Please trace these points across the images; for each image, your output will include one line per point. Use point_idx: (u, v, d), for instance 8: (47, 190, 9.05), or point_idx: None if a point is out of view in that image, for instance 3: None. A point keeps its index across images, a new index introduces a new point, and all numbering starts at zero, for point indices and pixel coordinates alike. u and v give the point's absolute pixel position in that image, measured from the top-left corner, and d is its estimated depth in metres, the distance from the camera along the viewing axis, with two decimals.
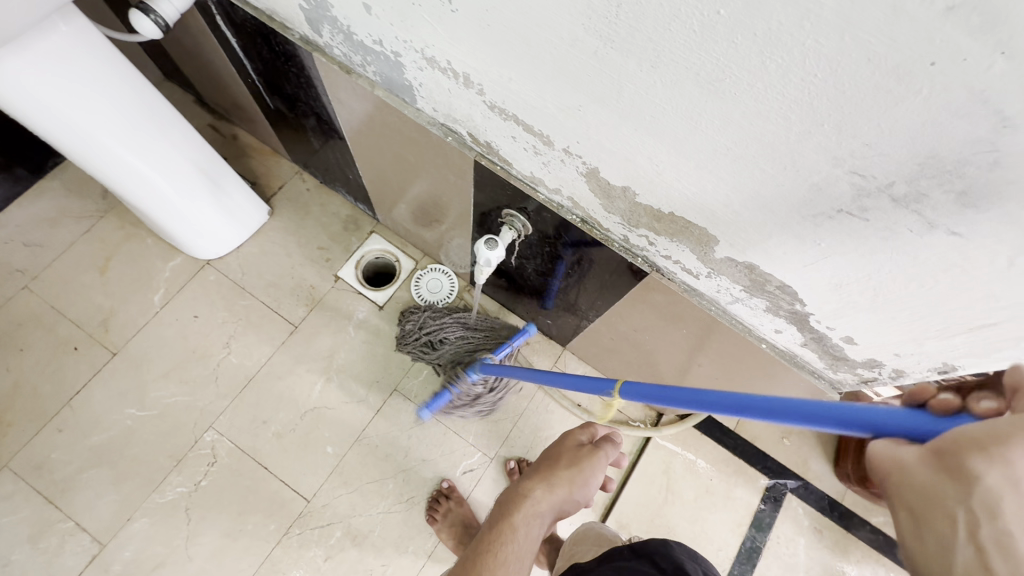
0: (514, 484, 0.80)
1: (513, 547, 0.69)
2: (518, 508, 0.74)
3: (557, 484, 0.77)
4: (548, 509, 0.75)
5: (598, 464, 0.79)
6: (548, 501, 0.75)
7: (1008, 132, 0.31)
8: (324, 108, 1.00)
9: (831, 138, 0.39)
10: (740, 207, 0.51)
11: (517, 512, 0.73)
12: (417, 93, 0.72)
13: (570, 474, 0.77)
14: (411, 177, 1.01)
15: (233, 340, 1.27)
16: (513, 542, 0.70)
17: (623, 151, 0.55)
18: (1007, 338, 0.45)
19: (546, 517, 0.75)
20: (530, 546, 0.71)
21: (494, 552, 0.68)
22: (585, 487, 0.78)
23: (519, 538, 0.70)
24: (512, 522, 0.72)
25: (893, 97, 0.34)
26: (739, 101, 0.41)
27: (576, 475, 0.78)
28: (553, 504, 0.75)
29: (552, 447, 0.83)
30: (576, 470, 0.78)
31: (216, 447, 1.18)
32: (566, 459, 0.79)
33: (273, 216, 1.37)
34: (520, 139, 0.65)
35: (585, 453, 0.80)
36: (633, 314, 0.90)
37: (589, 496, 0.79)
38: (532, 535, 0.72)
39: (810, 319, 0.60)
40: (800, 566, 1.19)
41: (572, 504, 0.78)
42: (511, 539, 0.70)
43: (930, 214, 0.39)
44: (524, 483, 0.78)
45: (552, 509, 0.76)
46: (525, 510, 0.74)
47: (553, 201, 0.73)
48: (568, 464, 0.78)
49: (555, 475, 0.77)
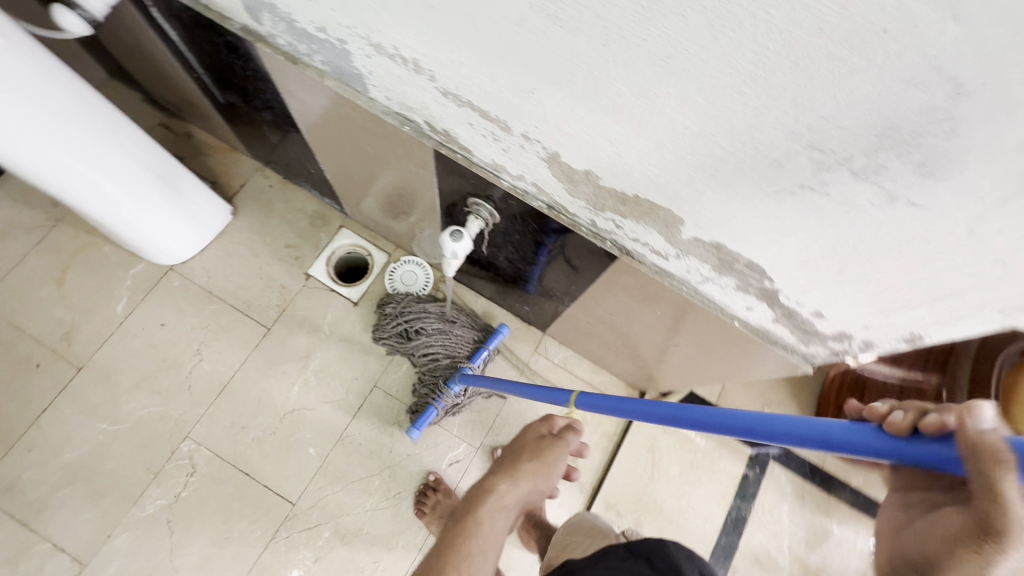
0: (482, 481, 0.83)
1: (480, 539, 0.72)
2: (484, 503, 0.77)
3: (520, 477, 0.80)
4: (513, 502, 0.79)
5: (558, 454, 0.83)
6: (512, 495, 0.79)
7: (963, 100, 0.30)
8: (278, 101, 0.95)
9: (788, 113, 0.37)
10: (703, 186, 0.50)
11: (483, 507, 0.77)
12: (369, 82, 0.69)
13: (533, 466, 0.81)
14: (374, 169, 0.98)
15: (204, 346, 1.23)
16: (480, 536, 0.73)
17: (582, 134, 0.53)
18: (970, 307, 0.45)
19: (512, 508, 0.79)
20: (494, 539, 0.74)
21: (461, 546, 0.71)
22: (547, 477, 0.82)
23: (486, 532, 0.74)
24: (477, 517, 0.74)
25: (847, 67, 0.32)
26: (693, 78, 0.39)
27: (537, 467, 0.81)
28: (517, 498, 0.79)
29: (515, 443, 0.87)
30: (538, 463, 0.81)
31: (195, 457, 1.16)
32: (527, 452, 0.83)
33: (237, 215, 1.32)
34: (478, 126, 0.63)
35: (545, 445, 0.84)
36: (607, 297, 0.90)
37: (552, 486, 0.84)
38: (498, 528, 0.75)
39: (779, 296, 0.59)
40: (785, 531, 1.22)
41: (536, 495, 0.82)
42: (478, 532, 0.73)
43: (890, 186, 0.38)
44: (489, 478, 0.82)
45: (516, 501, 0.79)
46: (490, 504, 0.77)
47: (517, 187, 0.71)
48: (530, 458, 0.82)
49: (517, 469, 0.81)
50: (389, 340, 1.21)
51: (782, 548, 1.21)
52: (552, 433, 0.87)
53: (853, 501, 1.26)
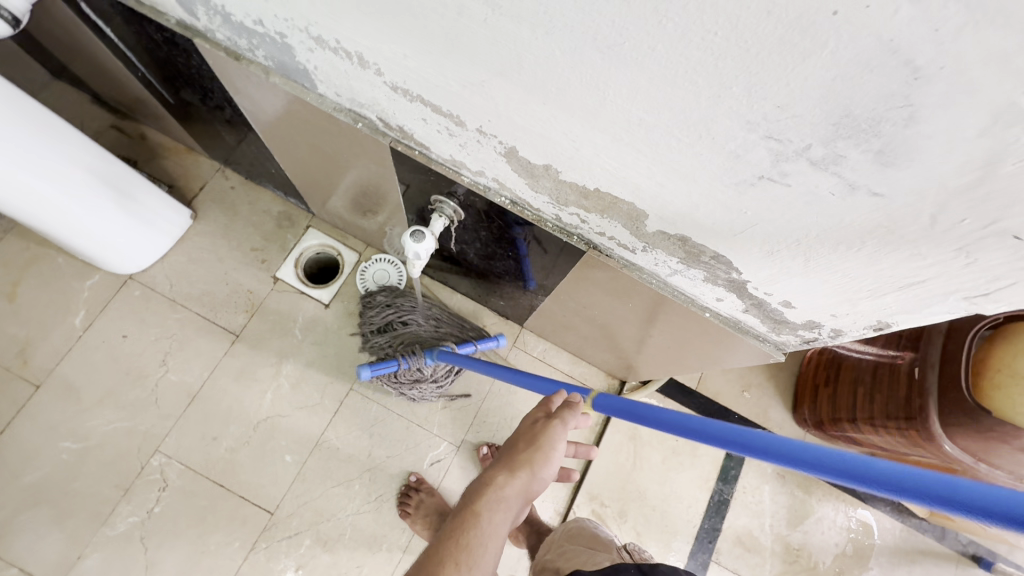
0: (477, 477, 0.70)
1: (474, 537, 0.61)
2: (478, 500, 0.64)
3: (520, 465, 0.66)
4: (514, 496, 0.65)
5: (559, 434, 0.68)
6: (511, 488, 0.65)
7: (921, 84, 0.28)
8: (229, 99, 0.91)
9: (742, 102, 0.35)
10: (662, 178, 0.48)
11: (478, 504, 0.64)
12: (316, 78, 0.65)
13: (533, 451, 0.67)
14: (336, 167, 0.94)
15: (170, 357, 1.19)
16: (473, 534, 0.62)
17: (537, 127, 0.50)
18: (935, 295, 0.44)
19: (514, 504, 0.65)
20: (496, 538, 0.63)
21: (452, 547, 0.60)
22: (550, 462, 0.67)
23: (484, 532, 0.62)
24: (473, 512, 0.63)
25: (800, 52, 0.30)
26: (644, 66, 0.37)
27: (537, 453, 0.67)
28: (519, 490, 0.66)
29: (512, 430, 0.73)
30: (537, 446, 0.67)
31: (165, 471, 1.12)
32: (524, 439, 0.69)
33: (198, 219, 1.27)
34: (432, 122, 0.60)
35: (543, 426, 0.70)
36: (580, 291, 0.88)
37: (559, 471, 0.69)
38: (497, 525, 0.63)
39: (747, 287, 0.58)
40: (767, 511, 1.24)
41: (540, 483, 0.68)
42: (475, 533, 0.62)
43: (850, 176, 0.36)
44: (485, 471, 0.68)
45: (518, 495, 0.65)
46: (487, 500, 0.64)
47: (479, 183, 0.68)
48: (528, 442, 0.68)
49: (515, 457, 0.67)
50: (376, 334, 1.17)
51: (764, 528, 1.23)
52: (551, 413, 0.72)
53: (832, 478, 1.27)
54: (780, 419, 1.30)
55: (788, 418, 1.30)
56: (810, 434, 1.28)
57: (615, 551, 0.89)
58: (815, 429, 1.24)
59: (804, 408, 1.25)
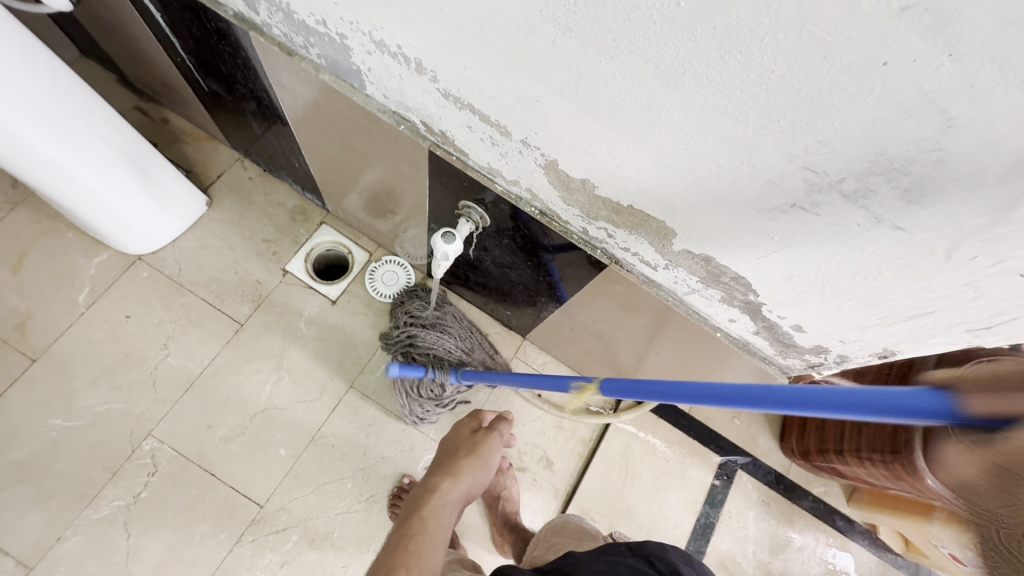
0: (422, 484, 0.80)
1: (423, 540, 0.70)
2: (429, 502, 0.76)
3: (462, 473, 0.80)
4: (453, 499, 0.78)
5: (494, 444, 0.85)
6: (456, 491, 0.78)
7: (952, 132, 0.32)
8: (264, 92, 0.93)
9: (787, 136, 0.39)
10: (697, 201, 0.51)
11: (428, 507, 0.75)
12: (366, 79, 0.68)
13: (472, 461, 0.82)
14: (364, 167, 0.97)
15: (172, 341, 1.18)
16: (422, 538, 0.70)
17: (583, 144, 0.54)
18: (941, 327, 0.47)
19: (453, 506, 0.77)
20: (443, 536, 0.73)
21: (405, 552, 0.67)
22: (486, 468, 0.83)
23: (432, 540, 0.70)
24: (421, 516, 0.73)
25: (847, 95, 0.34)
26: (698, 96, 0.40)
27: (476, 460, 0.82)
28: (460, 493, 0.79)
29: (449, 440, 0.87)
30: (475, 454, 0.82)
31: (157, 456, 1.11)
32: (463, 448, 0.83)
33: (213, 206, 1.28)
34: (476, 130, 0.63)
35: (480, 438, 0.85)
36: (592, 305, 0.91)
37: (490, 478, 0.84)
38: (442, 527, 0.73)
39: (762, 309, 0.62)
40: (750, 537, 1.26)
41: (474, 488, 0.82)
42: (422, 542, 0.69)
43: (877, 209, 0.40)
44: (429, 479, 0.80)
45: (459, 498, 0.79)
46: (434, 505, 0.75)
47: (510, 192, 0.72)
48: (468, 452, 0.82)
49: (457, 463, 0.81)
50: (404, 329, 1.15)
51: (747, 554, 1.25)
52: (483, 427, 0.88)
53: (815, 509, 1.30)
54: (768, 448, 1.33)
55: (776, 447, 1.33)
56: (795, 464, 1.31)
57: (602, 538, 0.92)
58: (801, 460, 1.27)
59: (791, 437, 1.29)
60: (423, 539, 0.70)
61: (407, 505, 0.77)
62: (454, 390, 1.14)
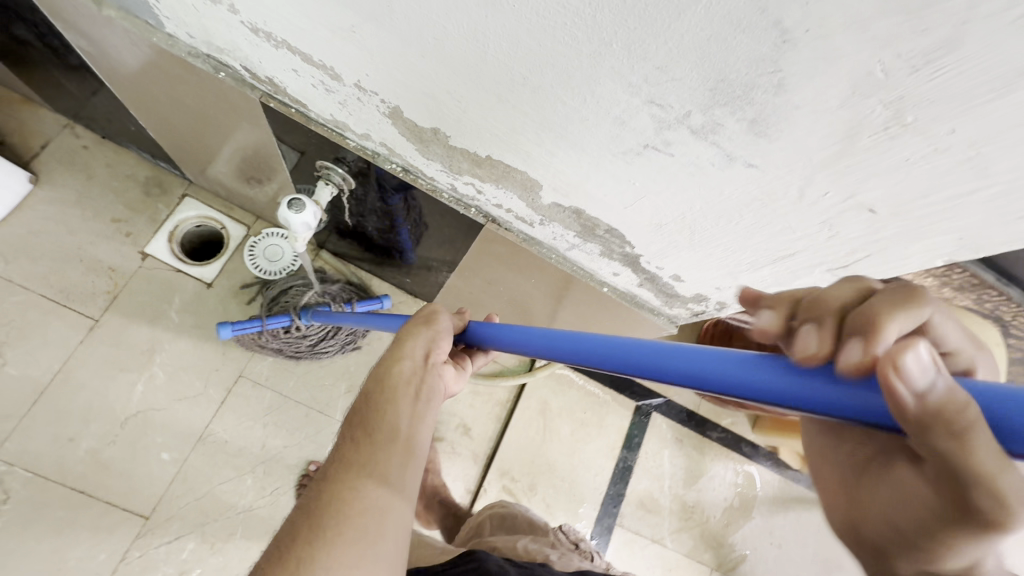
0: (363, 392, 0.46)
1: (361, 486, 0.40)
2: (380, 396, 0.45)
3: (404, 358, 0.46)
4: (423, 375, 0.47)
5: (437, 333, 0.48)
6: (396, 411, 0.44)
7: (787, 48, 0.27)
8: (61, 42, 0.75)
9: (623, 62, 0.33)
10: (552, 146, 0.45)
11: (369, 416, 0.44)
12: (161, 15, 0.55)
13: (413, 335, 0.47)
14: (210, 129, 0.82)
15: (8, 347, 1.01)
16: (354, 501, 0.39)
17: (420, 84, 0.46)
18: (803, 266, 0.46)
19: (440, 391, 0.48)
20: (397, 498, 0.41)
21: (316, 524, 0.38)
22: (431, 358, 0.47)
23: (403, 432, 0.44)
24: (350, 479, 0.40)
25: (676, 6, 0.28)
26: (522, 16, 0.33)
27: (422, 339, 0.47)
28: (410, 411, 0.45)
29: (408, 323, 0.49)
30: (428, 333, 0.48)
31: (7, 481, 0.95)
32: (409, 327, 0.49)
33: (42, 185, 1.08)
34: (304, 73, 0.53)
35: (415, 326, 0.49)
36: (485, 267, 0.83)
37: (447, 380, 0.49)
38: (407, 467, 0.42)
39: (640, 261, 0.58)
40: (666, 474, 1.31)
41: (440, 362, 0.48)
42: (365, 450, 0.42)
43: (727, 146, 0.36)
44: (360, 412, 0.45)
45: (436, 385, 0.47)
46: (359, 482, 0.40)
47: (366, 147, 0.63)
48: (413, 333, 0.48)
49: (401, 338, 0.48)
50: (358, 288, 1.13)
51: (663, 490, 1.30)
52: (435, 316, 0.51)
53: (723, 439, 1.37)
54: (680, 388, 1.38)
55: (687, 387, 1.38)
56: (705, 400, 1.37)
57: (552, 536, 0.87)
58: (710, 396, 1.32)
59: None
60: (385, 433, 0.43)
61: (361, 412, 0.45)
62: (297, 338, 1.02)
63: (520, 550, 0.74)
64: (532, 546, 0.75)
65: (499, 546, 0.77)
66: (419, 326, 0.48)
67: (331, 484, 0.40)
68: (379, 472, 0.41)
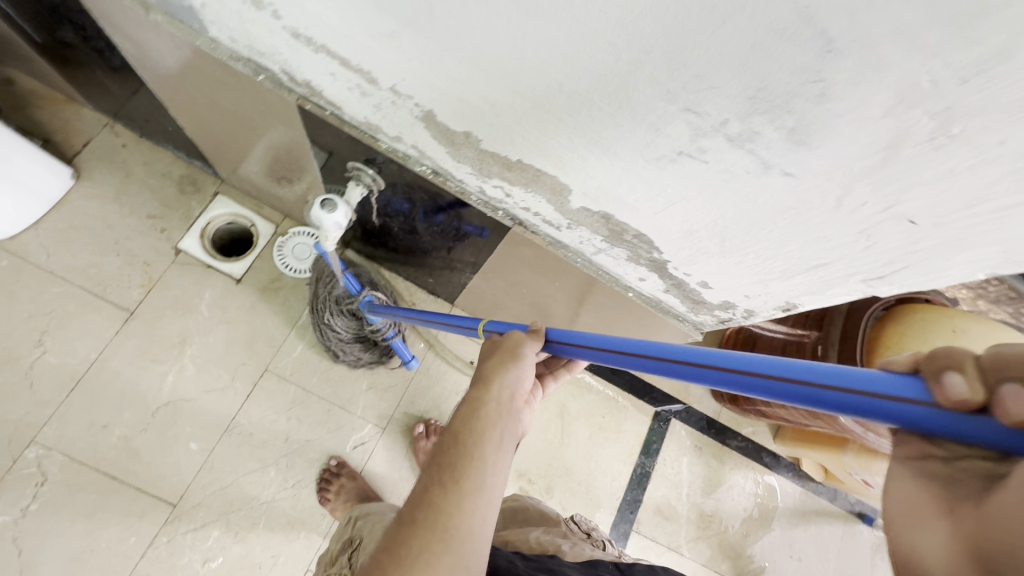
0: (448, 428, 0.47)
1: (450, 530, 0.42)
2: (467, 440, 0.45)
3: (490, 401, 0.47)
4: (507, 419, 0.47)
5: (521, 372, 0.49)
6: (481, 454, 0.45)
7: (832, 57, 0.27)
8: (108, 44, 0.78)
9: (662, 69, 0.33)
10: (584, 151, 0.45)
11: (456, 457, 0.45)
12: (206, 19, 0.57)
13: (503, 374, 0.48)
14: (246, 130, 0.84)
15: (48, 336, 1.05)
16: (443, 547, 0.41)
17: (456, 89, 0.46)
18: (836, 276, 0.45)
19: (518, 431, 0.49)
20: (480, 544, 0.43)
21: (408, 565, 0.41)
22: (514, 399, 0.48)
23: (488, 483, 0.44)
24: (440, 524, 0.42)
25: (718, 16, 0.28)
26: (562, 23, 0.34)
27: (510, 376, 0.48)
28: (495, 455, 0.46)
29: (495, 357, 0.50)
30: (514, 371, 0.48)
31: (45, 464, 0.99)
32: (499, 361, 0.49)
33: (83, 181, 1.12)
34: (341, 77, 0.54)
35: (504, 360, 0.49)
36: (509, 269, 0.84)
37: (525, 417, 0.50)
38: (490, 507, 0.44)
39: (668, 267, 0.58)
40: (684, 481, 1.30)
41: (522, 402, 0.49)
42: (451, 498, 0.43)
43: (765, 154, 0.36)
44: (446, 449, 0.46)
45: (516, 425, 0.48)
46: (447, 527, 0.42)
47: (398, 150, 0.64)
48: (499, 372, 0.48)
49: (488, 372, 0.48)
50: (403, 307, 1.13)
51: (681, 498, 1.29)
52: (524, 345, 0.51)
53: (744, 448, 1.35)
54: (700, 395, 1.36)
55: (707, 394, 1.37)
56: (726, 408, 1.36)
57: (563, 524, 0.86)
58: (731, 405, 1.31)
59: None
60: (472, 476, 0.44)
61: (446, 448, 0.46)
62: (336, 339, 1.04)
63: (532, 541, 0.75)
64: (544, 537, 0.75)
65: (512, 539, 0.77)
66: (508, 363, 0.49)
67: (418, 532, 0.42)
68: (466, 516, 0.43)
